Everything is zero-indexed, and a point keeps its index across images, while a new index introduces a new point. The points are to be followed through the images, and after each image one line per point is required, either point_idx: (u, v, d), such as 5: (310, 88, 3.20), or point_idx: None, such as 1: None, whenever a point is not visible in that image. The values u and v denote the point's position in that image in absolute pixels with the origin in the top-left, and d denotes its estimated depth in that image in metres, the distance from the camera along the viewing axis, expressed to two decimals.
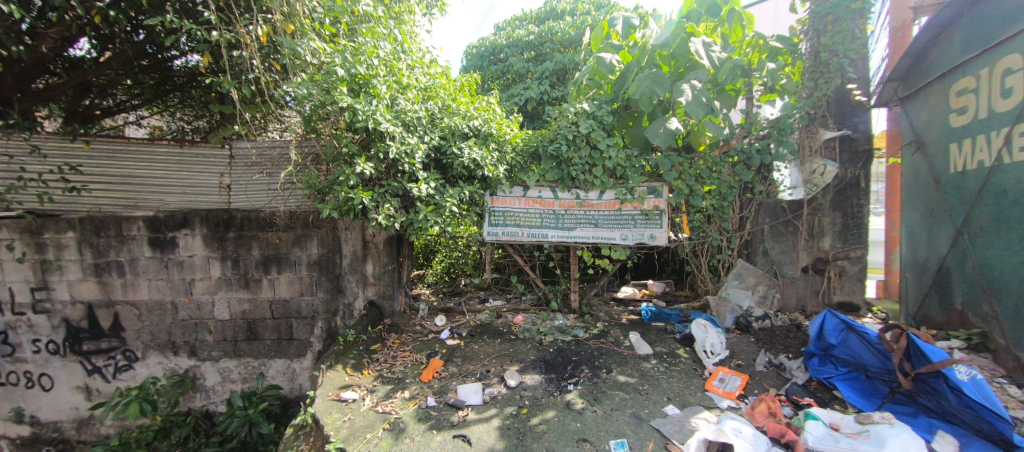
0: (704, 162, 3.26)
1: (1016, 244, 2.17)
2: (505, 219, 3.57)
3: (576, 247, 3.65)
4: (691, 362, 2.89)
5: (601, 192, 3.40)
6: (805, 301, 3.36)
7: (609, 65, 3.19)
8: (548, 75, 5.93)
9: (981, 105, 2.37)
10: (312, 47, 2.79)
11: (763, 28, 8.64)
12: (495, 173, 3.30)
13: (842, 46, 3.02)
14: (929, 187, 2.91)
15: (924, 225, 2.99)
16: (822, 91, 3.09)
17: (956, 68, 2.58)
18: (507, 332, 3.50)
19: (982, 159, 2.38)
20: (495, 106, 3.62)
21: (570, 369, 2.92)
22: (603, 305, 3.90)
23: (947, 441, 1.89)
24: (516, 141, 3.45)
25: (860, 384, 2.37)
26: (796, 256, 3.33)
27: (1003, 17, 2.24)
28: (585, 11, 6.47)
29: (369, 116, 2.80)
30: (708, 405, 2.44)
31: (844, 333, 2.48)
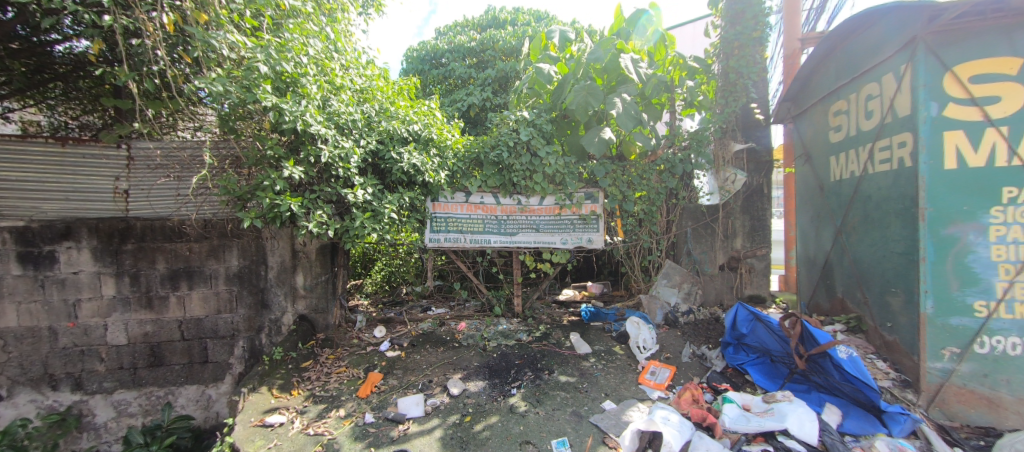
0: (635, 170, 3.49)
1: (877, 241, 2.60)
2: (447, 226, 3.54)
3: (518, 252, 3.71)
4: (626, 358, 3.06)
5: (541, 197, 3.50)
6: (722, 296, 3.71)
7: (547, 75, 3.31)
8: (490, 82, 6.00)
9: (851, 125, 2.82)
10: (229, 39, 2.54)
11: (684, 49, 9.54)
12: (436, 179, 3.26)
13: (746, 69, 3.43)
14: (815, 193, 3.38)
15: (813, 226, 3.46)
16: (731, 108, 3.46)
17: (832, 93, 3.05)
18: (451, 339, 3.44)
19: (852, 170, 2.83)
20: (436, 112, 3.59)
21: (514, 373, 2.94)
22: (545, 308, 4.00)
23: (832, 412, 2.22)
24: (457, 147, 3.45)
25: (766, 367, 2.68)
26: (714, 255, 3.68)
27: (861, 53, 2.70)
28: (525, 22, 6.67)
29: (298, 117, 2.65)
30: (641, 398, 2.60)
31: (753, 323, 2.77)
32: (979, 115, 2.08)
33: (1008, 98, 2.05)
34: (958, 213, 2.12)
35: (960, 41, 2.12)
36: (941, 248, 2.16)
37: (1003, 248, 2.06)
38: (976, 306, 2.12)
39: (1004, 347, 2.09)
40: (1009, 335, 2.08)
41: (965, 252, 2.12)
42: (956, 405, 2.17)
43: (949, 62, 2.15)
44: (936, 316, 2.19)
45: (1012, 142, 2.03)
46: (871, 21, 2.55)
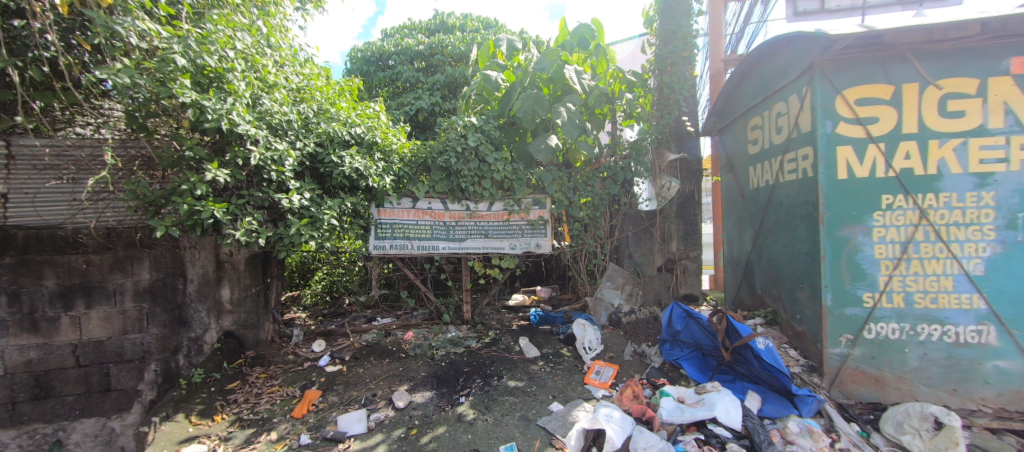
0: (580, 177, 3.62)
1: (787, 242, 2.92)
2: (393, 232, 3.43)
3: (467, 258, 3.68)
4: (572, 359, 3.14)
5: (489, 203, 3.51)
6: (660, 296, 3.95)
7: (494, 83, 3.38)
8: (439, 87, 5.95)
9: (765, 139, 3.15)
10: (139, 27, 2.27)
11: (624, 64, 10.14)
12: (381, 184, 3.16)
13: (677, 85, 3.72)
14: (738, 200, 3.72)
15: (736, 229, 3.81)
16: (665, 121, 3.73)
17: (750, 110, 3.38)
18: (397, 350, 3.33)
19: (767, 179, 3.16)
20: (380, 115, 3.48)
21: (462, 381, 2.89)
22: (495, 314, 4.01)
23: (753, 399, 2.44)
24: (404, 152, 3.37)
25: (698, 361, 2.89)
26: (653, 257, 3.91)
27: (771, 75, 3.03)
28: (474, 28, 6.72)
29: (223, 115, 2.43)
30: (586, 397, 2.67)
31: (686, 320, 2.97)
32: (863, 133, 2.42)
33: (884, 119, 2.39)
34: (849, 217, 2.44)
35: (847, 69, 2.45)
36: (837, 248, 2.47)
37: (883, 246, 2.40)
38: (864, 297, 2.44)
39: (886, 332, 2.42)
40: (889, 322, 2.41)
41: (855, 251, 2.44)
42: (851, 384, 2.48)
43: (839, 86, 2.46)
44: (835, 307, 2.49)
45: (888, 156, 2.38)
46: (777, 48, 2.87)
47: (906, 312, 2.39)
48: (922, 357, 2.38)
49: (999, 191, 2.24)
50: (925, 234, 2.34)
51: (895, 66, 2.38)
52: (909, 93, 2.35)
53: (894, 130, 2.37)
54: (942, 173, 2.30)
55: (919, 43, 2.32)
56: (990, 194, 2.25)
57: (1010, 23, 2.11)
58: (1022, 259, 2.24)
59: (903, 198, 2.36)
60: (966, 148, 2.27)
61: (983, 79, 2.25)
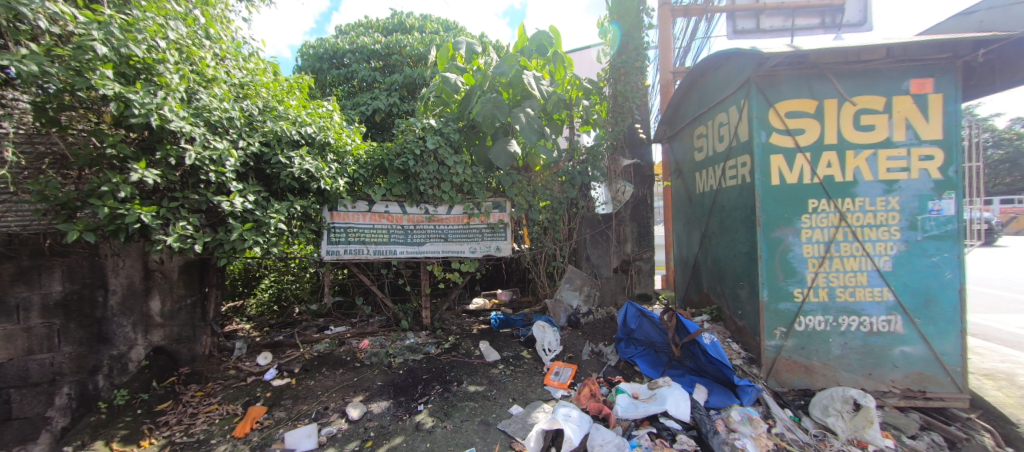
0: (540, 181, 3.67)
1: (729, 243, 3.12)
2: (347, 237, 3.32)
3: (426, 262, 3.61)
4: (533, 361, 3.17)
5: (449, 206, 3.47)
6: (617, 296, 4.09)
7: (453, 85, 3.36)
8: (397, 88, 5.83)
9: (709, 146, 3.36)
10: (49, 9, 2.03)
11: (581, 71, 10.45)
12: (334, 187, 3.03)
13: (630, 94, 3.89)
14: (686, 204, 3.95)
15: (685, 231, 4.04)
16: (619, 127, 3.89)
17: (696, 119, 3.60)
18: (351, 359, 3.19)
19: (711, 184, 3.37)
20: (333, 115, 3.36)
21: (421, 388, 2.82)
22: (455, 319, 3.95)
23: (701, 391, 2.58)
24: (359, 153, 3.26)
25: (651, 357, 3.01)
26: (610, 258, 4.05)
27: (713, 87, 3.24)
28: (433, 30, 6.67)
29: (152, 110, 2.23)
30: (545, 398, 2.70)
31: (639, 319, 3.09)
32: (792, 143, 2.65)
33: (810, 131, 2.63)
34: (782, 219, 2.66)
35: (779, 84, 2.67)
36: (772, 248, 2.68)
37: (810, 246, 2.64)
38: (795, 292, 2.67)
39: (814, 324, 2.66)
40: (816, 315, 2.65)
41: (787, 251, 2.66)
42: (785, 373, 2.69)
43: (772, 100, 2.68)
44: (770, 302, 2.70)
45: (814, 165, 2.62)
46: (719, 63, 3.08)
47: (830, 305, 2.64)
48: (843, 346, 2.63)
49: (903, 196, 2.54)
50: (844, 234, 2.60)
51: (818, 83, 2.63)
52: (830, 108, 2.61)
53: (818, 141, 2.62)
54: (857, 180, 2.57)
55: (837, 63, 2.58)
56: (895, 199, 2.55)
57: (909, 49, 2.40)
58: (921, 256, 2.54)
59: (826, 202, 2.61)
60: (876, 158, 2.56)
61: (889, 97, 2.54)
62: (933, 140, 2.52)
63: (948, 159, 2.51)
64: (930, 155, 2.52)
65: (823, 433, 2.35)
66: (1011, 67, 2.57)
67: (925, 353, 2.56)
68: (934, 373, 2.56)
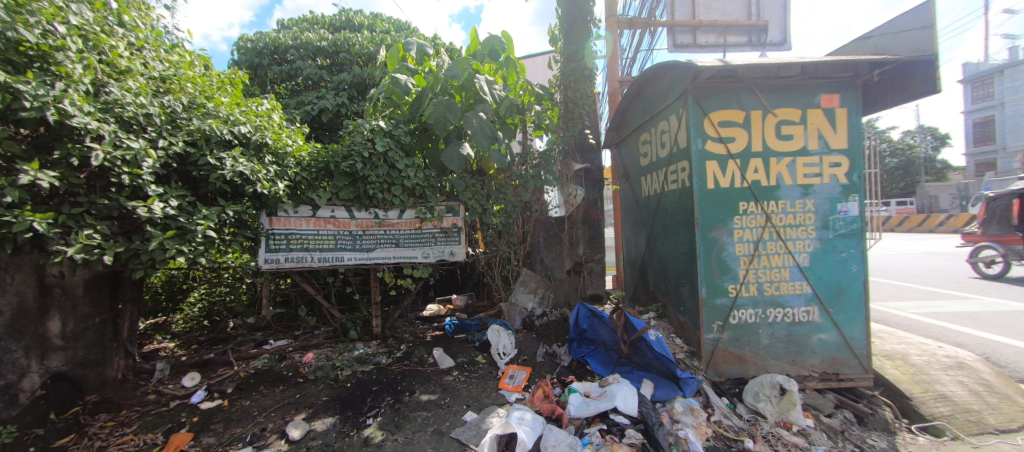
0: (493, 184, 3.67)
1: (672, 244, 3.30)
2: (289, 243, 3.12)
3: (376, 269, 3.48)
4: (487, 366, 3.15)
5: (400, 211, 3.37)
6: (570, 297, 4.19)
7: (403, 86, 3.32)
8: (345, 87, 5.61)
9: (653, 152, 3.54)
10: None
11: (534, 77, 10.63)
12: (273, 191, 2.83)
13: (580, 101, 4.01)
14: (634, 207, 4.14)
15: (633, 233, 4.22)
16: (570, 133, 3.99)
17: (641, 126, 3.78)
18: (293, 375, 2.99)
19: (655, 187, 3.55)
20: (272, 114, 3.17)
21: (370, 401, 2.69)
22: (407, 326, 3.88)
23: (648, 386, 2.69)
24: (301, 155, 3.08)
25: (602, 356, 3.10)
26: (562, 261, 4.14)
27: (655, 97, 3.42)
28: (384, 29, 6.51)
29: (48, 103, 1.96)
30: (500, 403, 2.68)
31: (591, 319, 3.17)
32: (724, 150, 2.86)
33: (739, 140, 2.85)
34: (717, 221, 2.85)
35: (712, 95, 2.87)
36: (709, 248, 2.85)
37: (741, 245, 2.85)
38: (729, 288, 2.87)
39: (745, 317, 2.88)
40: (747, 308, 2.87)
41: (721, 250, 2.86)
42: (722, 364, 2.88)
43: (707, 110, 2.87)
44: (708, 298, 2.87)
45: (743, 171, 2.84)
46: (659, 74, 3.25)
47: (759, 299, 2.87)
48: (771, 336, 2.87)
49: (817, 199, 2.83)
50: (769, 234, 2.84)
51: (746, 96, 2.86)
52: (755, 118, 2.85)
53: (746, 148, 2.85)
54: (779, 184, 2.83)
55: (761, 78, 2.82)
56: (811, 201, 2.83)
57: (820, 68, 2.68)
58: (833, 253, 2.84)
59: (754, 204, 2.84)
60: (794, 164, 2.83)
61: (804, 110, 2.83)
62: (840, 149, 2.84)
63: (852, 166, 2.83)
64: (838, 163, 2.84)
65: (754, 418, 2.56)
66: (901, 86, 2.93)
67: (838, 339, 2.86)
68: (845, 356, 2.86)
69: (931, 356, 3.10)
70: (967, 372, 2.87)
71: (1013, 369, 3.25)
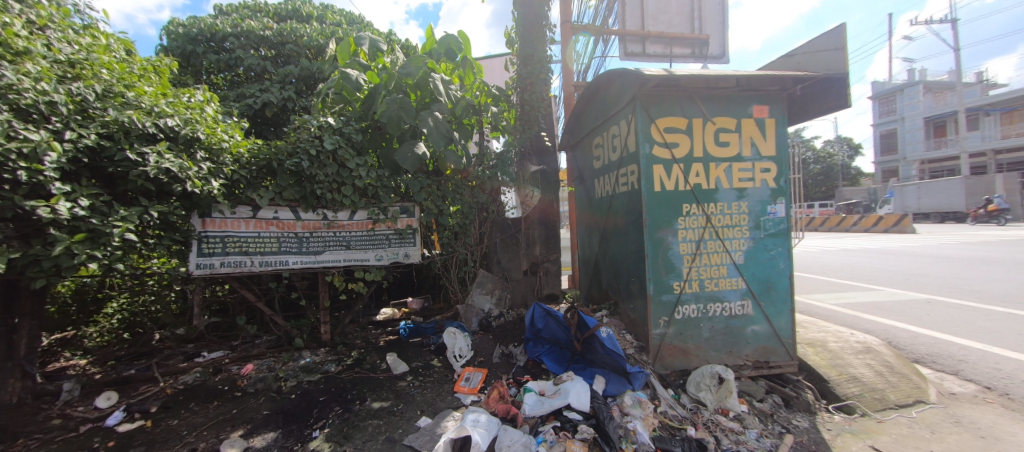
0: (449, 185, 3.62)
1: (622, 244, 3.43)
2: (225, 246, 2.89)
3: (325, 272, 3.32)
4: (443, 369, 3.10)
5: (351, 211, 3.24)
6: (526, 298, 4.24)
7: (354, 82, 3.20)
8: (292, 81, 5.30)
9: (606, 155, 3.67)
10: None
11: (491, 78, 10.65)
12: (206, 190, 2.60)
13: (536, 104, 4.07)
14: (588, 208, 4.26)
15: (587, 233, 4.35)
16: (526, 135, 4.04)
17: (594, 130, 3.91)
18: (230, 389, 2.78)
19: (607, 189, 3.68)
20: (204, 106, 2.92)
21: (317, 412, 2.55)
22: (359, 332, 3.75)
23: (599, 381, 2.78)
24: (239, 151, 2.86)
25: (556, 354, 3.16)
26: (519, 261, 4.18)
27: (607, 102, 3.54)
28: (335, 22, 6.24)
29: None
30: (455, 406, 2.65)
31: (546, 318, 3.24)
32: (669, 155, 3.02)
33: (683, 145, 3.03)
34: (663, 222, 3.01)
35: (658, 103, 3.02)
36: (656, 247, 3.00)
37: (685, 244, 3.03)
38: (674, 285, 3.03)
39: (688, 312, 3.06)
40: (690, 303, 3.05)
41: (667, 249, 3.01)
42: (667, 358, 3.04)
43: (654, 116, 3.02)
44: (655, 295, 3.01)
45: (686, 174, 3.02)
46: (610, 80, 3.37)
47: (701, 294, 3.06)
48: (711, 329, 3.08)
49: (750, 201, 3.07)
50: (709, 234, 3.05)
51: (688, 104, 3.05)
52: (696, 126, 3.04)
53: (689, 153, 3.03)
54: (717, 188, 3.05)
55: (702, 88, 3.01)
56: (745, 204, 3.07)
57: (752, 81, 2.91)
58: (763, 251, 3.10)
59: (695, 206, 3.03)
60: (731, 169, 3.06)
61: (739, 120, 3.06)
62: (770, 156, 3.10)
63: (779, 172, 3.11)
64: (768, 168, 3.10)
65: (696, 406, 2.72)
66: (820, 100, 3.24)
67: (768, 330, 3.12)
68: (774, 345, 3.13)
69: (845, 342, 3.45)
70: (873, 355, 3.23)
71: (908, 351, 3.72)
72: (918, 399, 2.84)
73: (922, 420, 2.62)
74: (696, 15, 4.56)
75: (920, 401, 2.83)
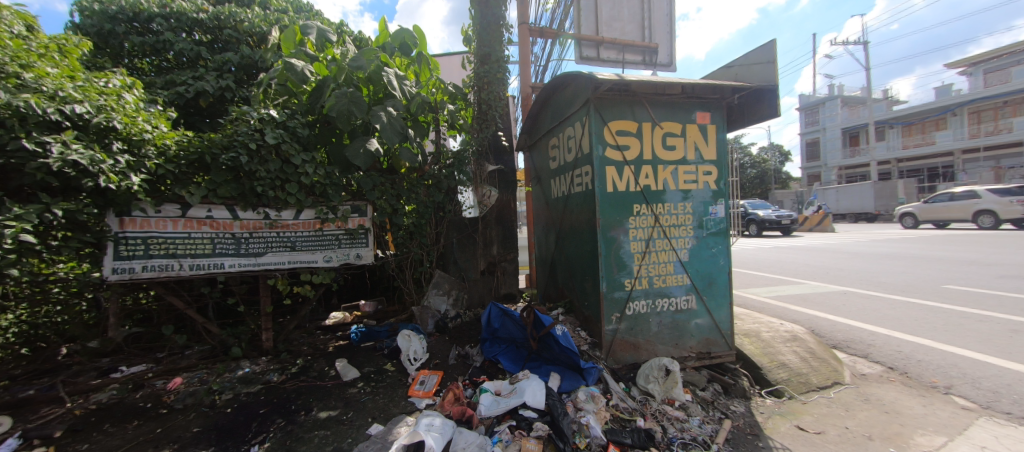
0: (404, 183, 3.51)
1: (577, 243, 3.52)
2: (148, 248, 2.61)
3: (267, 276, 3.10)
4: (396, 373, 3.01)
5: (297, 211, 3.05)
6: (484, 297, 4.23)
7: (300, 74, 3.03)
8: (231, 69, 4.92)
9: (561, 156, 3.74)
10: None
11: (449, 76, 10.52)
12: (123, 186, 2.33)
13: (493, 103, 4.06)
14: (544, 208, 4.33)
15: (544, 233, 4.41)
16: (484, 134, 4.02)
17: (550, 131, 3.98)
18: (154, 406, 2.52)
19: (563, 188, 3.75)
20: (123, 92, 2.64)
21: (256, 426, 2.36)
22: (305, 338, 3.56)
23: (555, 378, 2.82)
24: (164, 143, 2.59)
25: (513, 353, 3.17)
26: (476, 261, 4.17)
27: (562, 104, 3.61)
28: (280, 8, 5.87)
29: None
30: (409, 411, 2.56)
31: (502, 318, 3.24)
32: (621, 157, 3.13)
33: (633, 148, 3.16)
34: (615, 221, 3.11)
35: (610, 106, 3.13)
36: (609, 246, 3.10)
37: (635, 243, 3.16)
38: (625, 282, 3.15)
39: (638, 308, 3.19)
40: (640, 300, 3.19)
41: (619, 248, 3.12)
42: (620, 352, 3.16)
43: (606, 119, 3.11)
44: (608, 292, 3.11)
45: (636, 176, 3.15)
46: (566, 82, 3.44)
47: (650, 291, 3.20)
48: (659, 323, 3.23)
49: (694, 202, 3.27)
50: (658, 233, 3.20)
51: (638, 109, 3.18)
52: (646, 129, 3.18)
53: (639, 156, 3.16)
54: (665, 189, 3.21)
55: (651, 94, 3.15)
56: (689, 204, 3.26)
57: (696, 89, 3.09)
58: (706, 248, 3.31)
59: (645, 206, 3.17)
60: (676, 172, 3.23)
61: (684, 125, 3.24)
62: (711, 160, 3.32)
63: (720, 175, 3.33)
64: (710, 172, 3.31)
65: (645, 398, 2.84)
66: (754, 109, 3.51)
67: (710, 323, 3.33)
68: (715, 337, 3.35)
69: (775, 332, 3.76)
70: (799, 343, 3.56)
71: (827, 338, 4.15)
72: (835, 380, 3.18)
73: (839, 399, 2.94)
74: (646, 24, 4.79)
75: (837, 383, 3.16)
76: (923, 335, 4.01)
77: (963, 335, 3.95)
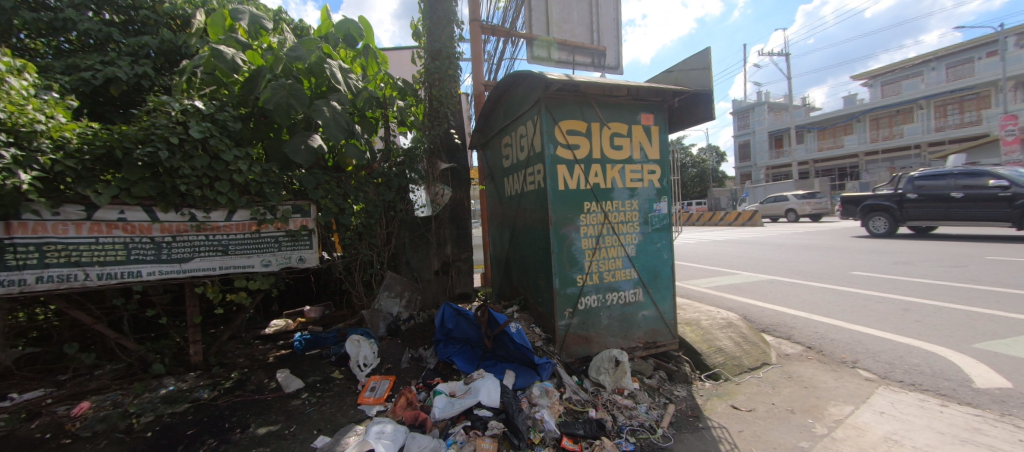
0: (351, 181, 3.35)
1: (531, 241, 3.55)
2: (43, 256, 2.28)
3: (195, 283, 2.82)
4: (344, 381, 2.88)
5: (229, 211, 2.80)
6: (438, 297, 4.16)
7: (230, 62, 2.78)
8: (149, 54, 4.43)
9: (514, 154, 3.75)
10: None
11: (398, 72, 10.15)
12: (8, 185, 1.99)
13: (445, 100, 3.99)
14: (498, 206, 4.33)
15: (499, 231, 4.41)
16: (436, 131, 3.94)
17: (503, 129, 3.98)
18: (55, 436, 2.20)
19: (516, 186, 3.77)
20: (8, 76, 2.28)
21: (182, 449, 2.14)
22: (241, 349, 3.30)
23: (509, 376, 2.84)
24: (62, 135, 2.25)
25: (468, 354, 3.14)
26: (429, 261, 4.09)
27: (514, 103, 3.63)
28: None
29: None
30: (358, 419, 2.45)
31: (456, 318, 3.20)
32: (571, 156, 3.21)
33: (583, 147, 3.24)
34: (567, 219, 3.18)
35: (560, 106, 3.18)
36: (561, 243, 3.16)
37: (586, 239, 3.25)
38: (577, 278, 3.23)
39: (590, 302, 3.29)
40: (591, 294, 3.29)
41: (570, 244, 3.20)
42: (572, 346, 3.24)
43: (557, 119, 3.17)
44: (561, 288, 3.18)
45: (586, 174, 3.25)
46: (517, 81, 3.45)
47: (600, 285, 3.32)
48: (609, 316, 3.36)
49: (640, 199, 3.43)
50: (607, 229, 3.32)
51: (587, 109, 3.27)
52: (594, 129, 3.28)
53: (588, 154, 3.26)
54: (613, 187, 3.33)
55: (599, 95, 3.26)
56: (636, 201, 3.41)
57: (640, 91, 3.24)
58: (651, 243, 3.49)
59: (595, 204, 3.27)
60: (623, 171, 3.37)
61: (630, 126, 3.39)
62: (655, 159, 3.50)
63: (663, 174, 3.52)
64: (654, 171, 3.49)
65: (597, 389, 2.95)
66: (691, 113, 3.77)
67: (656, 314, 3.52)
68: (661, 327, 3.54)
69: (712, 319, 4.06)
70: (733, 329, 3.86)
71: (758, 323, 4.54)
72: (763, 361, 3.49)
73: (767, 378, 3.23)
74: (594, 28, 4.95)
75: (765, 364, 3.48)
76: (836, 317, 4.50)
77: (867, 316, 4.48)
